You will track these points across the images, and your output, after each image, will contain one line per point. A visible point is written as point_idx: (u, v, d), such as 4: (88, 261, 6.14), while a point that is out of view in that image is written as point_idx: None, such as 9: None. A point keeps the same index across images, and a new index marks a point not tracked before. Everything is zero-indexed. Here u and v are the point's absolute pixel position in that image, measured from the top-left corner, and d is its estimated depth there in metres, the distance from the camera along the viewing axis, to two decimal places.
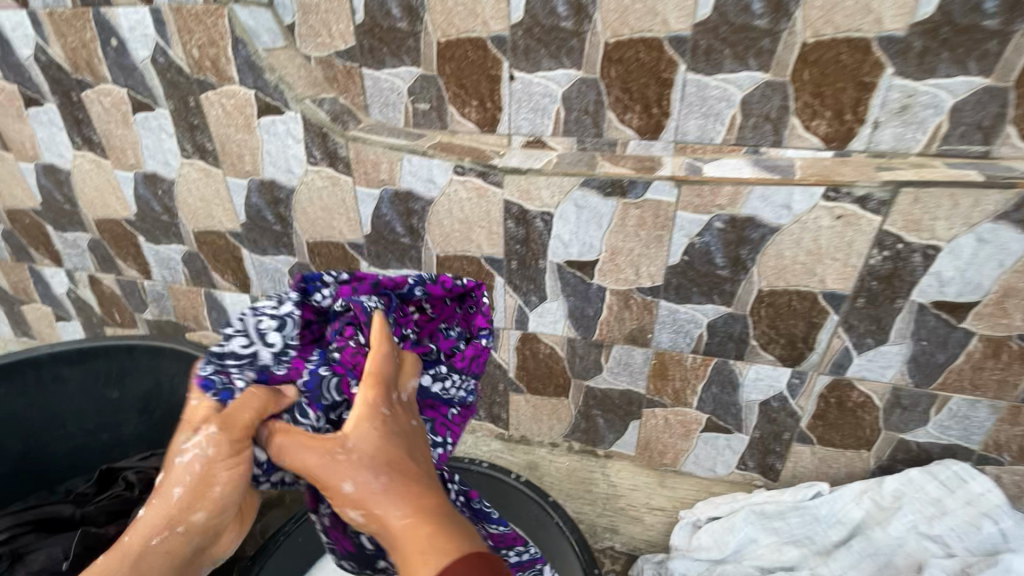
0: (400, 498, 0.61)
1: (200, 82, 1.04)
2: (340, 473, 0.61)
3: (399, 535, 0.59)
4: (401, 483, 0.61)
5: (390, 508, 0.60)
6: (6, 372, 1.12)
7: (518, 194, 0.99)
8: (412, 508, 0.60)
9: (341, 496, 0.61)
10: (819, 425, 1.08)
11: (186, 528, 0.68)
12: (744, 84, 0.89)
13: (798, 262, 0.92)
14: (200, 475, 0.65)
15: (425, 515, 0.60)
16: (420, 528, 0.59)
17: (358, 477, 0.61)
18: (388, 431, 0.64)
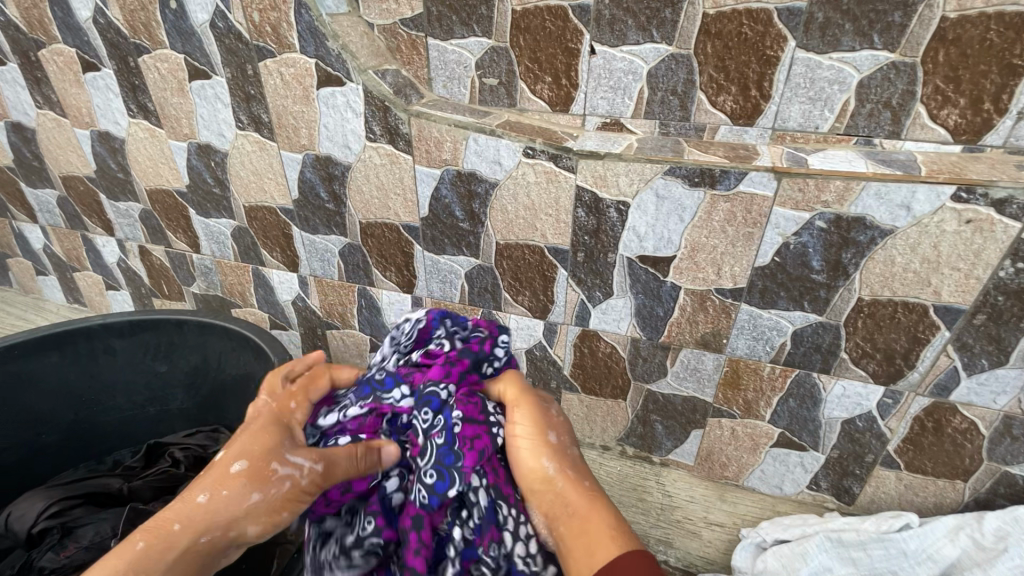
0: (583, 476, 0.66)
1: (259, 49, 0.99)
2: (543, 450, 0.67)
3: (585, 512, 0.62)
4: (582, 470, 0.67)
5: (579, 483, 0.65)
6: (59, 341, 1.11)
7: (592, 180, 0.91)
8: (597, 491, 0.65)
9: (544, 440, 0.67)
10: (909, 449, 0.99)
11: (224, 540, 0.63)
12: (864, 65, 0.78)
13: (910, 270, 0.82)
14: (278, 497, 0.64)
15: (606, 500, 0.64)
16: (600, 511, 0.62)
17: (558, 452, 0.67)
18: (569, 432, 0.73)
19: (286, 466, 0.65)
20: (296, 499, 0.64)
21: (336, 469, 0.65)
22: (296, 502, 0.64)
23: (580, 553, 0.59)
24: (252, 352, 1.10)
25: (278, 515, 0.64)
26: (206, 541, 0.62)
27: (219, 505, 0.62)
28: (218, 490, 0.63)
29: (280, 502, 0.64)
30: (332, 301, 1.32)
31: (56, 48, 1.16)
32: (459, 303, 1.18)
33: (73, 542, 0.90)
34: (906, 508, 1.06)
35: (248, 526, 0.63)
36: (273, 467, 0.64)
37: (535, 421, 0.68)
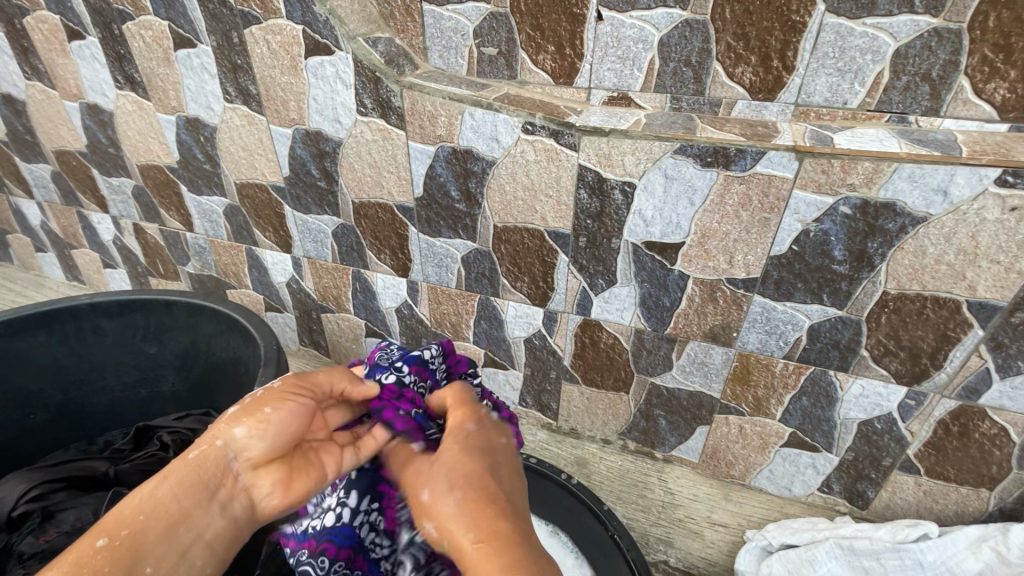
0: (473, 520, 0.49)
1: (244, 14, 0.93)
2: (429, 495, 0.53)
3: (473, 566, 0.46)
4: (487, 504, 0.50)
5: (463, 534, 0.49)
6: (46, 321, 1.08)
7: (595, 159, 0.84)
8: (503, 531, 0.48)
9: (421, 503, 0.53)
10: (932, 454, 0.92)
11: (224, 460, 0.57)
12: (902, 32, 0.70)
13: (943, 262, 0.75)
14: (269, 393, 0.62)
15: (505, 546, 0.46)
16: (493, 548, 0.47)
17: (434, 504, 0.52)
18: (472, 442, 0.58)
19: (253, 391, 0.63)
20: (273, 397, 0.61)
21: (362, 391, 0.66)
22: (278, 398, 0.61)
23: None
24: (241, 335, 1.06)
25: (259, 412, 0.59)
26: (197, 458, 0.57)
27: (205, 437, 0.59)
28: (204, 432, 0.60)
29: (251, 408, 0.60)
30: (326, 284, 1.28)
31: (40, 15, 1.11)
32: (456, 289, 1.13)
33: (53, 527, 0.89)
34: (924, 516, 1.00)
35: (234, 429, 0.58)
36: (239, 398, 0.62)
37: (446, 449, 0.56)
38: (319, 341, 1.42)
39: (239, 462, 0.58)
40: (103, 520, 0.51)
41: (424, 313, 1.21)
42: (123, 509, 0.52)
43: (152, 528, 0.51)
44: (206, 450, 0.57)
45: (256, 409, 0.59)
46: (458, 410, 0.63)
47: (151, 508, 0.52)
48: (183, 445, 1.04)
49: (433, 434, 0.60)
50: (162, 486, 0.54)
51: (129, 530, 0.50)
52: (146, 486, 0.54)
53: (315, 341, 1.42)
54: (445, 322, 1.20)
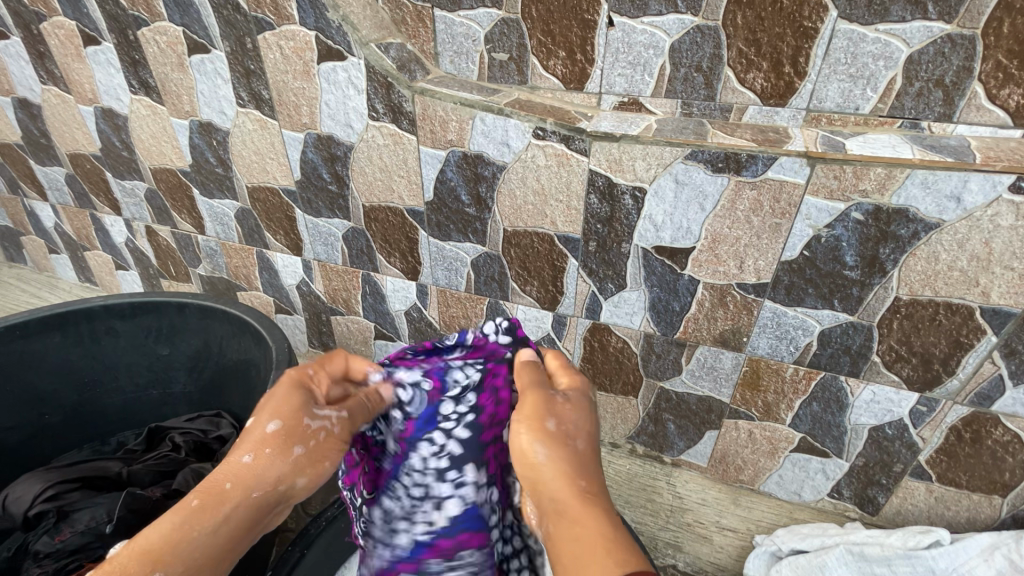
0: (581, 470, 0.55)
1: (258, 21, 0.94)
2: (528, 444, 0.57)
3: (574, 516, 0.51)
4: (582, 465, 0.56)
5: (570, 483, 0.54)
6: (61, 323, 1.10)
7: (605, 164, 0.84)
8: (595, 492, 0.54)
9: (542, 431, 0.57)
10: (943, 460, 0.92)
11: (277, 500, 0.57)
12: (915, 38, 0.70)
13: (956, 268, 0.75)
14: (327, 441, 0.60)
15: (605, 509, 0.52)
16: (596, 517, 0.51)
17: (551, 459, 0.56)
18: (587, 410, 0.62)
19: (317, 418, 0.60)
20: (332, 447, 0.61)
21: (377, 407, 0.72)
22: (336, 451, 0.61)
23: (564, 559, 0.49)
24: (252, 337, 1.07)
25: (320, 465, 0.59)
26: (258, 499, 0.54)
27: (263, 466, 0.55)
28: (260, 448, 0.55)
29: (316, 458, 0.59)
30: (336, 287, 1.29)
31: (57, 21, 1.12)
32: (465, 292, 1.14)
33: (67, 526, 0.90)
34: (935, 523, 0.99)
35: (297, 480, 0.57)
36: (303, 424, 0.58)
37: (536, 404, 0.60)
38: (328, 344, 1.43)
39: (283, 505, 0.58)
40: (154, 550, 0.47)
41: (433, 316, 1.22)
42: (173, 534, 0.49)
43: (202, 567, 0.50)
44: (268, 490, 0.55)
45: (318, 462, 0.59)
46: (572, 378, 0.66)
47: (208, 550, 0.50)
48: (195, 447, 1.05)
49: (539, 384, 0.63)
50: (223, 524, 0.51)
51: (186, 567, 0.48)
52: (202, 516, 0.51)
53: (324, 343, 1.43)
54: (454, 325, 1.21)
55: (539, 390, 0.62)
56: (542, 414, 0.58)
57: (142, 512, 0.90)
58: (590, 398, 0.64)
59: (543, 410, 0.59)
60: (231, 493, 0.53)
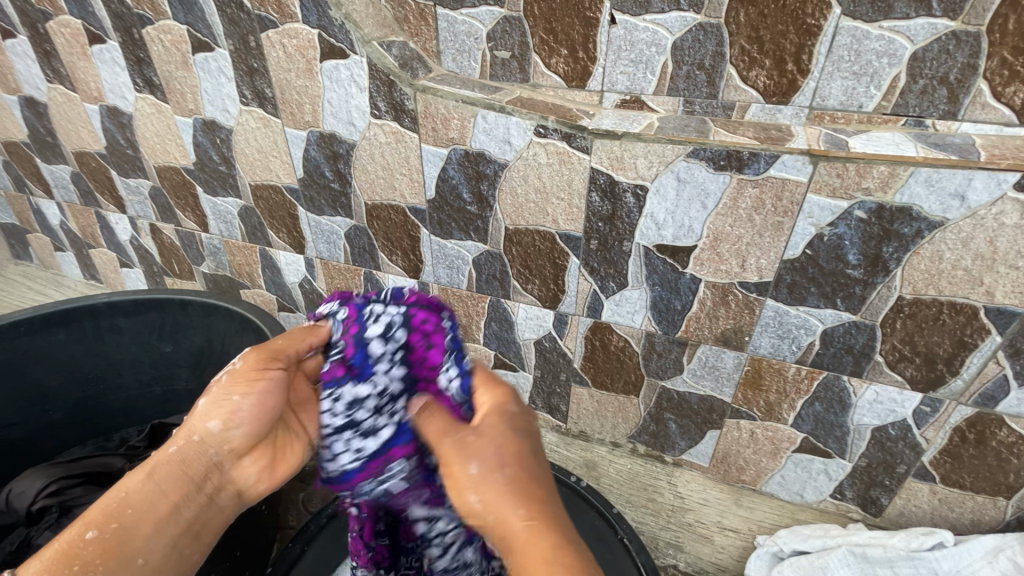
0: (521, 501, 0.50)
1: (261, 19, 0.94)
2: (462, 485, 0.52)
3: (523, 545, 0.48)
4: (521, 492, 0.51)
5: (511, 512, 0.50)
6: (65, 319, 1.11)
7: (607, 162, 0.84)
8: (538, 516, 0.50)
9: (463, 477, 0.52)
10: (947, 461, 0.91)
11: (205, 450, 0.61)
12: (919, 36, 0.69)
13: (960, 267, 0.74)
14: (238, 372, 0.61)
15: (549, 531, 0.49)
16: (543, 539, 0.48)
17: (483, 476, 0.52)
18: (515, 426, 0.57)
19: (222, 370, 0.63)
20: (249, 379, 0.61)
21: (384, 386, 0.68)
22: (246, 384, 0.61)
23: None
24: (255, 335, 1.07)
25: (228, 403, 0.60)
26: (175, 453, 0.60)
27: (183, 437, 0.61)
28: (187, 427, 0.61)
29: (217, 401, 0.61)
30: (338, 285, 1.29)
31: (62, 20, 1.13)
32: (466, 290, 1.14)
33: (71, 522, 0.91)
34: (939, 524, 0.99)
35: (206, 425, 0.61)
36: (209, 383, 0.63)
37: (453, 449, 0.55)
38: None
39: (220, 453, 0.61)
40: (97, 513, 0.57)
41: None
42: (110, 499, 0.58)
43: (142, 525, 0.57)
44: (184, 445, 0.61)
45: (226, 400, 0.60)
46: (492, 391, 0.61)
47: (140, 506, 0.58)
48: None
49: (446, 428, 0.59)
50: (150, 481, 0.59)
51: (118, 525, 0.56)
52: (133, 478, 0.60)
53: None
54: None
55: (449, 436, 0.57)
56: (463, 457, 0.53)
57: None
58: (515, 409, 0.60)
59: (458, 457, 0.54)
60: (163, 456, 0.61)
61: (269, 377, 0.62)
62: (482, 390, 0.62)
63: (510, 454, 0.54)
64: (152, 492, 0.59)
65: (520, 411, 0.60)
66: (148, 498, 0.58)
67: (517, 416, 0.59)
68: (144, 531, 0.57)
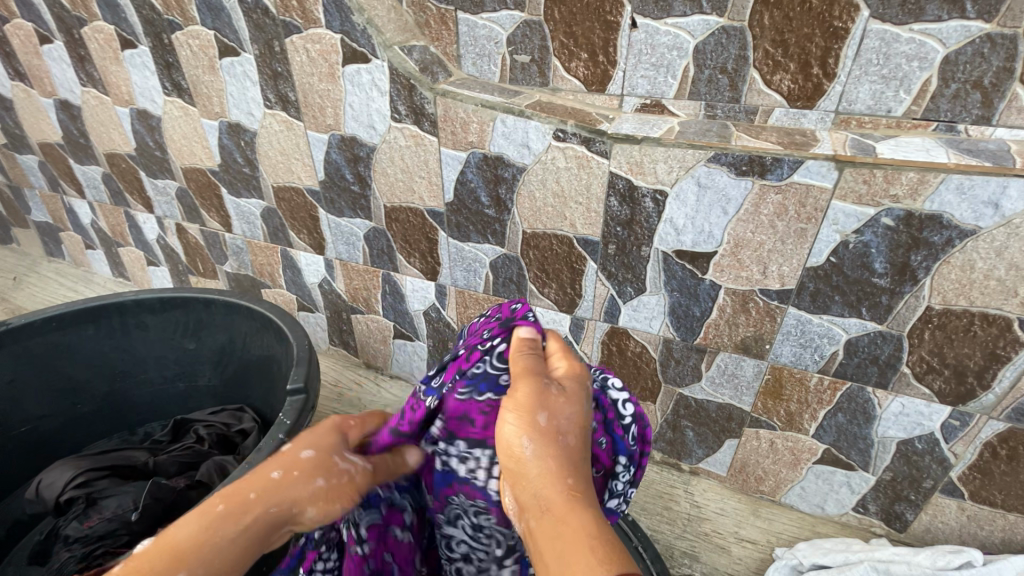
0: (571, 471, 0.47)
1: (286, 24, 0.96)
2: (552, 436, 0.48)
3: (559, 514, 0.45)
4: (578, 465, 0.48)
5: (557, 481, 0.47)
6: (94, 316, 1.14)
7: (626, 166, 0.84)
8: (583, 490, 0.47)
9: (531, 427, 0.48)
10: (976, 477, 0.88)
11: (283, 523, 0.52)
12: (952, 38, 0.67)
13: (993, 277, 0.72)
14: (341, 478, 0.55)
15: (591, 503, 0.46)
16: (583, 514, 0.45)
17: (547, 429, 0.48)
18: (585, 398, 0.51)
19: (347, 459, 0.56)
20: (347, 493, 0.55)
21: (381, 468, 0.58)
22: (351, 496, 0.55)
23: (546, 562, 0.44)
24: (275, 334, 1.09)
25: (333, 503, 0.54)
26: (278, 513, 0.51)
27: (286, 483, 0.52)
28: (288, 466, 0.53)
29: (332, 494, 0.54)
30: (357, 286, 1.30)
31: (97, 26, 1.17)
32: (483, 293, 1.14)
33: (96, 513, 0.94)
34: (968, 543, 0.95)
35: (308, 508, 0.53)
36: (335, 462, 0.56)
37: (572, 398, 0.50)
38: (348, 342, 1.45)
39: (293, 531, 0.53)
40: (174, 543, 0.47)
41: (452, 316, 1.22)
42: (197, 537, 0.47)
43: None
44: (280, 508, 0.51)
45: (333, 499, 0.54)
46: (566, 357, 0.54)
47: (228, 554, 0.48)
48: (220, 440, 1.08)
49: (533, 368, 0.52)
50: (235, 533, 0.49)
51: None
52: (224, 523, 0.49)
53: (345, 341, 1.45)
54: None
55: (534, 378, 0.51)
56: (568, 410, 0.49)
57: (167, 501, 0.93)
58: (589, 387, 0.53)
59: (532, 401, 0.49)
60: (252, 504, 0.50)
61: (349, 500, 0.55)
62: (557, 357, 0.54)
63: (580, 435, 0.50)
64: (234, 542, 0.49)
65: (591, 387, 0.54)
66: (224, 552, 0.48)
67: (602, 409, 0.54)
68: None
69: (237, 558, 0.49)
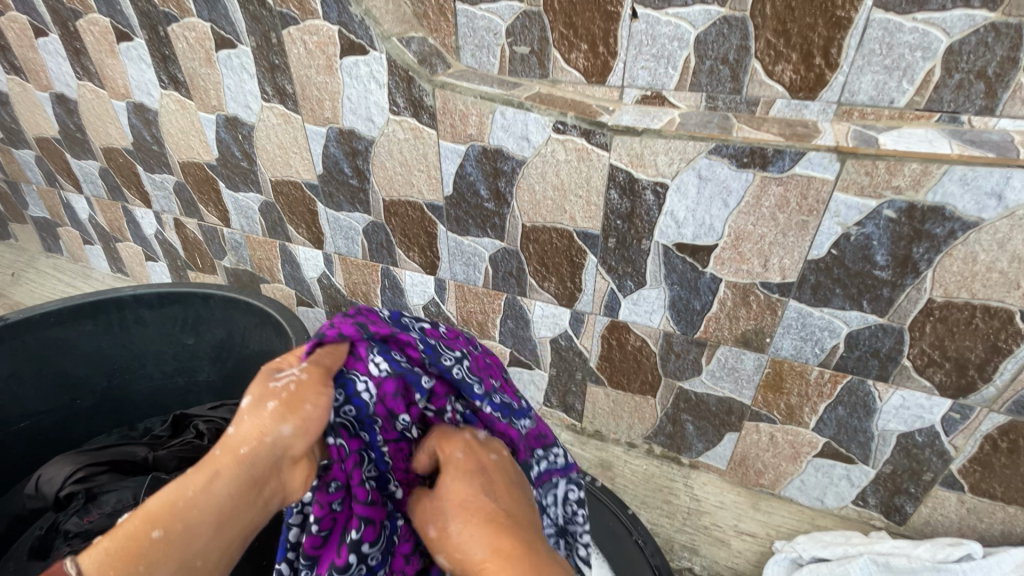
0: (484, 539, 0.53)
1: (283, 15, 0.95)
2: (448, 511, 0.56)
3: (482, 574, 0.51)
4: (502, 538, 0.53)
5: (471, 557, 0.53)
6: (92, 311, 1.14)
7: (627, 159, 0.83)
8: (496, 553, 0.52)
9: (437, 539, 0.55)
10: (977, 470, 0.88)
11: (270, 456, 0.54)
12: (956, 28, 0.66)
13: (996, 270, 0.71)
14: (299, 386, 0.55)
15: (512, 526, 0.54)
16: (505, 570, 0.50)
17: (444, 534, 0.55)
18: (473, 487, 0.56)
19: (282, 375, 0.56)
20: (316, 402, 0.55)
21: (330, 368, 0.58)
22: (315, 395, 0.55)
23: None
24: (274, 329, 1.09)
25: (299, 410, 0.54)
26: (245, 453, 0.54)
27: (246, 429, 0.55)
28: (241, 416, 0.55)
29: (291, 404, 0.54)
30: (356, 280, 1.30)
31: (92, 18, 1.16)
32: (482, 287, 1.13)
33: (97, 508, 0.94)
34: (967, 535, 0.96)
35: (279, 428, 0.54)
36: (269, 384, 0.56)
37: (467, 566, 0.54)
38: None
39: (284, 459, 0.55)
40: (148, 508, 0.50)
41: (451, 311, 1.22)
42: (168, 495, 0.51)
43: (205, 523, 0.51)
44: (254, 444, 0.54)
45: (297, 407, 0.54)
46: (451, 445, 0.60)
47: (207, 508, 0.51)
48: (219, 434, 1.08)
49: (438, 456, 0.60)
50: (215, 483, 0.52)
51: (180, 526, 0.50)
52: (195, 477, 0.53)
53: None
54: (472, 321, 1.20)
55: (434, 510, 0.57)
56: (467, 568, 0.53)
57: None
58: (480, 459, 0.59)
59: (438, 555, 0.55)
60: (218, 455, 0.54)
61: (317, 403, 0.55)
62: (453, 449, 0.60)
63: (483, 533, 0.53)
64: (218, 492, 0.52)
65: (492, 463, 0.59)
66: (213, 501, 0.52)
67: (485, 450, 0.60)
68: (202, 534, 0.50)
69: (220, 499, 0.52)
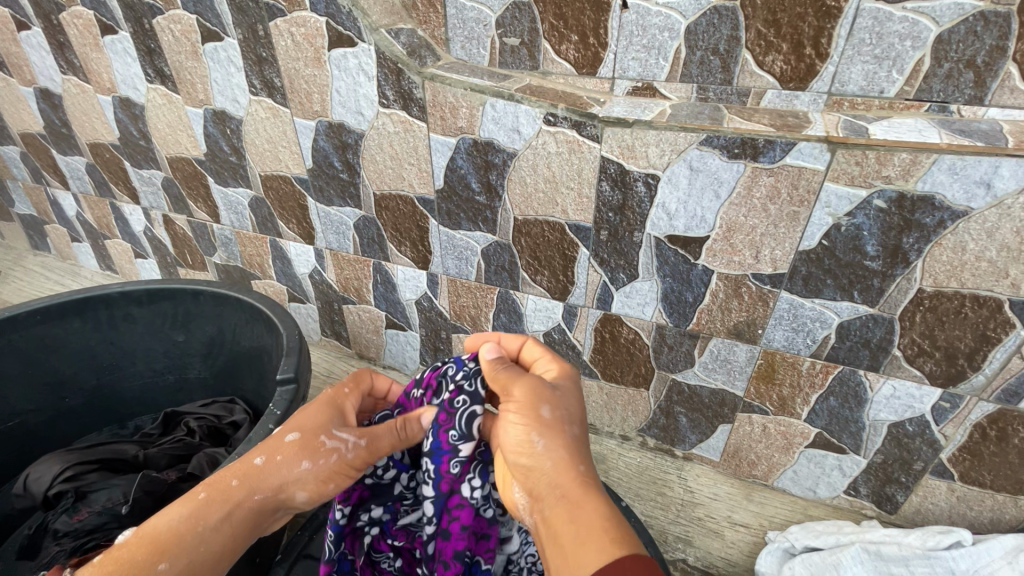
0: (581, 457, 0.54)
1: (269, 7, 0.93)
2: (560, 420, 0.56)
3: (575, 499, 0.51)
4: (580, 453, 0.55)
5: (569, 467, 0.53)
6: (79, 309, 1.12)
7: (618, 150, 0.82)
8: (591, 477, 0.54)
9: (541, 422, 0.55)
10: (966, 459, 0.89)
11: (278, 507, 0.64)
12: (945, 17, 0.66)
13: (985, 259, 0.72)
14: (334, 465, 0.63)
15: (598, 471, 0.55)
16: (593, 503, 0.51)
17: (554, 424, 0.55)
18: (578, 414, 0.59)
19: (334, 438, 0.64)
20: (342, 473, 0.64)
21: (380, 443, 0.65)
22: (343, 475, 0.64)
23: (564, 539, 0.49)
24: (265, 325, 1.08)
25: (325, 485, 0.64)
26: (261, 500, 0.62)
27: (273, 469, 0.63)
28: (272, 453, 0.63)
29: (325, 476, 0.63)
30: (348, 275, 1.29)
31: (75, 11, 1.14)
32: (475, 282, 1.13)
33: (85, 506, 0.92)
34: (957, 523, 0.97)
35: (298, 493, 0.63)
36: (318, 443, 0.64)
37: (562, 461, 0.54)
38: (340, 332, 1.44)
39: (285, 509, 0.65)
40: (157, 536, 0.57)
41: (444, 305, 1.21)
42: (178, 527, 0.58)
43: (205, 559, 0.59)
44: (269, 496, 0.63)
45: (325, 482, 0.63)
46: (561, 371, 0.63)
47: (211, 548, 0.59)
48: (210, 432, 1.08)
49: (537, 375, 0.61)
50: (225, 523, 0.60)
51: (187, 560, 0.57)
52: (208, 512, 0.60)
53: (337, 332, 1.44)
54: (465, 315, 1.20)
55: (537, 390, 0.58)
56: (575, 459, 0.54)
57: (157, 493, 0.93)
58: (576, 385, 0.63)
59: (531, 426, 0.55)
60: (235, 491, 0.62)
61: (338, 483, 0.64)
62: (544, 360, 0.65)
63: (577, 449, 0.55)
64: (224, 533, 0.60)
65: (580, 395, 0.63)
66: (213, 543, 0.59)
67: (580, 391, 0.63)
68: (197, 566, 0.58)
69: (223, 540, 0.60)
